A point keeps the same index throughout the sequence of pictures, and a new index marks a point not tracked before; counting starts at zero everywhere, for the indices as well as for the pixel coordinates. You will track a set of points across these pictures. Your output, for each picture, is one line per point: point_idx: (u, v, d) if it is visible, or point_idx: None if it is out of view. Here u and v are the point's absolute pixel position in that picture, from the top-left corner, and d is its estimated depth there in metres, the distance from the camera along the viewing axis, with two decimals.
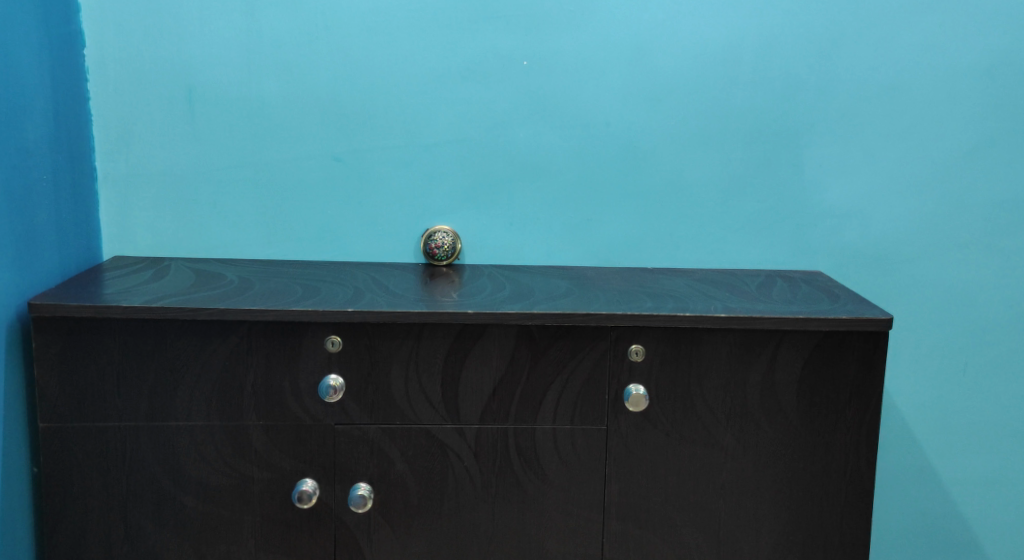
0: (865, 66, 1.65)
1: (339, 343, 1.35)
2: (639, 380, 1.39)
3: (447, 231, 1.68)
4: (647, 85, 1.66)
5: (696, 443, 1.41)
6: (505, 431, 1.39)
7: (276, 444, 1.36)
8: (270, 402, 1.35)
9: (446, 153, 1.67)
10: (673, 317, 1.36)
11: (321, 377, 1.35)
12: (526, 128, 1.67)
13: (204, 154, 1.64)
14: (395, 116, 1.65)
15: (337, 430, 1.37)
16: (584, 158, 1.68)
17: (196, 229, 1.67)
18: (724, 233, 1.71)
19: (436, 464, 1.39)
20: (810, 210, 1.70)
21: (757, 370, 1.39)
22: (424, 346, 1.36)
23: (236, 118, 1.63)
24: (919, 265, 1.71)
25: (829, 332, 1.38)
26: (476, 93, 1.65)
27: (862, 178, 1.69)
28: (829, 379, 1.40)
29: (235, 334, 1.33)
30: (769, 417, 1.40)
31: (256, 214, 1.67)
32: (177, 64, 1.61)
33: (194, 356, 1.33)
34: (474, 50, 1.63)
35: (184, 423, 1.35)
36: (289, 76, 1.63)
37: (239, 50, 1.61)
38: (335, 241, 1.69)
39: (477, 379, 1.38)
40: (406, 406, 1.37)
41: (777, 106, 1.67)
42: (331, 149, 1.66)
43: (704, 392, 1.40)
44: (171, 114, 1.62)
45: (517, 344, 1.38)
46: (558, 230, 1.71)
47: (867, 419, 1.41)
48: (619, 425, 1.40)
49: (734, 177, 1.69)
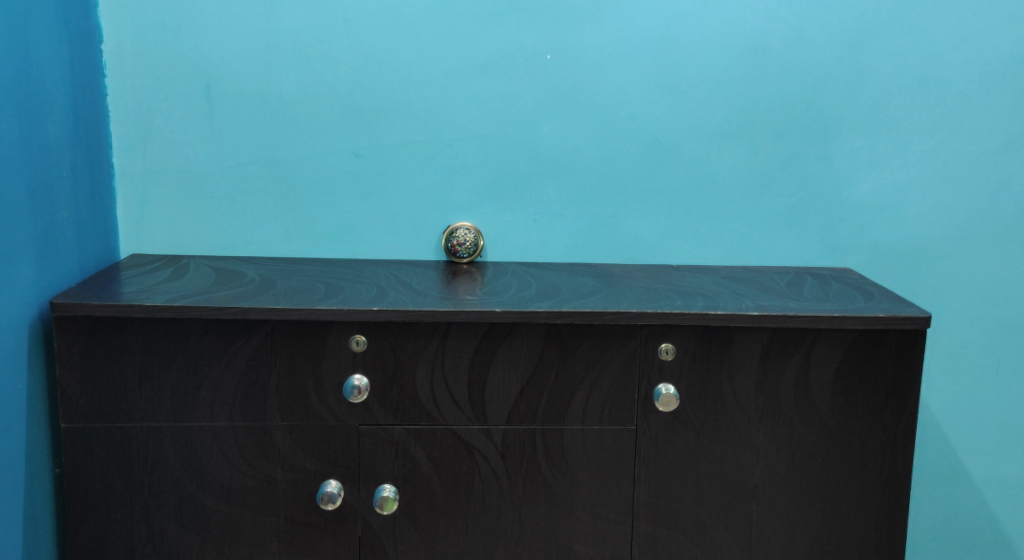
0: (896, 57, 1.62)
1: (363, 343, 1.32)
2: (669, 380, 1.36)
3: (469, 228, 1.66)
4: (673, 77, 1.63)
5: (727, 443, 1.38)
6: (532, 432, 1.37)
7: (300, 445, 1.34)
8: (294, 403, 1.33)
9: (468, 149, 1.65)
10: (705, 316, 1.33)
11: (345, 377, 1.33)
12: (549, 122, 1.64)
13: (222, 150, 1.62)
14: (417, 111, 1.63)
15: (362, 430, 1.34)
16: (609, 153, 1.65)
17: (215, 227, 1.64)
18: (751, 230, 1.68)
19: (462, 465, 1.37)
20: (839, 205, 1.67)
21: (790, 369, 1.36)
22: (450, 346, 1.34)
23: (255, 114, 1.61)
24: (950, 261, 1.68)
25: (865, 331, 1.35)
26: (498, 87, 1.62)
27: (893, 172, 1.66)
28: (865, 378, 1.37)
29: (259, 334, 1.31)
30: (803, 417, 1.37)
31: (275, 211, 1.65)
32: (194, 59, 1.58)
33: (217, 356, 1.31)
34: (496, 43, 1.61)
35: (207, 423, 1.32)
36: (308, 71, 1.60)
37: (258, 43, 1.58)
38: (356, 239, 1.67)
39: (504, 379, 1.35)
40: (432, 407, 1.35)
41: (805, 100, 1.63)
42: (352, 144, 1.63)
43: (736, 392, 1.37)
44: (189, 110, 1.60)
45: (545, 343, 1.35)
46: (582, 227, 1.68)
47: (904, 419, 1.38)
48: (649, 426, 1.37)
49: (761, 172, 1.66)
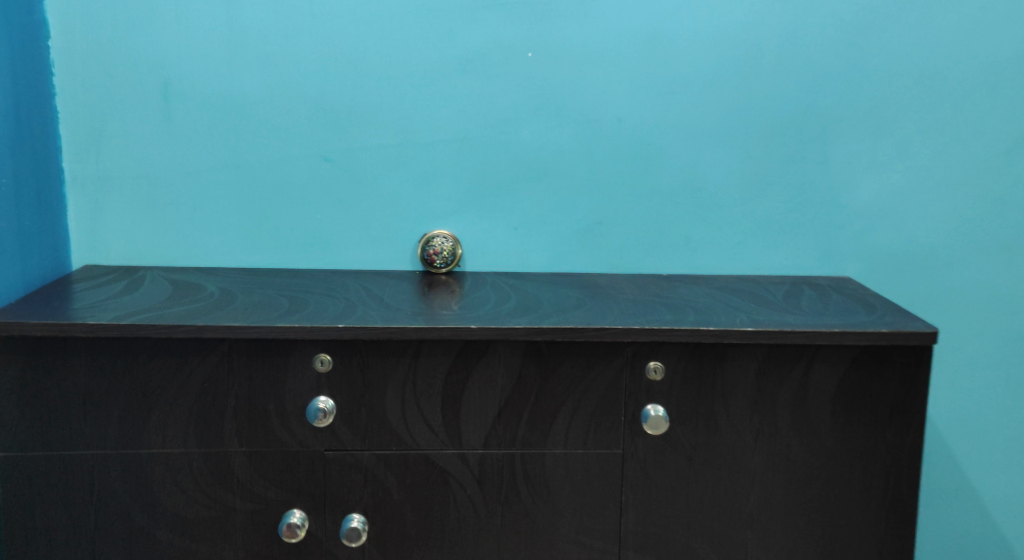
0: (897, 55, 1.53)
1: (328, 362, 1.23)
2: (657, 401, 1.27)
3: (447, 236, 1.57)
4: (662, 76, 1.53)
5: (721, 467, 1.29)
6: (511, 456, 1.27)
7: (260, 472, 1.24)
8: (253, 427, 1.23)
9: (445, 153, 1.55)
10: (696, 332, 1.24)
11: (309, 399, 1.23)
12: (530, 125, 1.55)
13: (181, 154, 1.52)
14: (391, 113, 1.53)
15: (328, 456, 1.25)
16: (594, 156, 1.56)
17: (174, 236, 1.54)
18: (746, 237, 1.59)
19: (436, 493, 1.27)
20: (837, 211, 1.58)
21: (787, 388, 1.27)
22: (423, 364, 1.25)
23: (216, 115, 1.51)
24: (956, 270, 1.60)
25: (867, 347, 1.26)
26: (476, 87, 1.53)
27: (895, 176, 1.57)
28: (867, 397, 1.27)
29: (215, 353, 1.21)
30: (801, 439, 1.28)
31: (239, 218, 1.55)
32: (150, 57, 1.48)
33: (169, 377, 1.21)
34: (473, 40, 1.51)
35: (158, 450, 1.22)
36: (273, 70, 1.50)
37: (218, 41, 1.49)
38: (327, 249, 1.57)
39: (480, 401, 1.26)
40: (403, 431, 1.26)
41: (801, 100, 1.54)
42: (321, 148, 1.54)
43: (730, 412, 1.27)
44: (145, 111, 1.50)
45: (524, 362, 1.26)
46: (567, 235, 1.59)
47: (909, 441, 1.28)
48: (636, 449, 1.28)
49: (756, 176, 1.57)
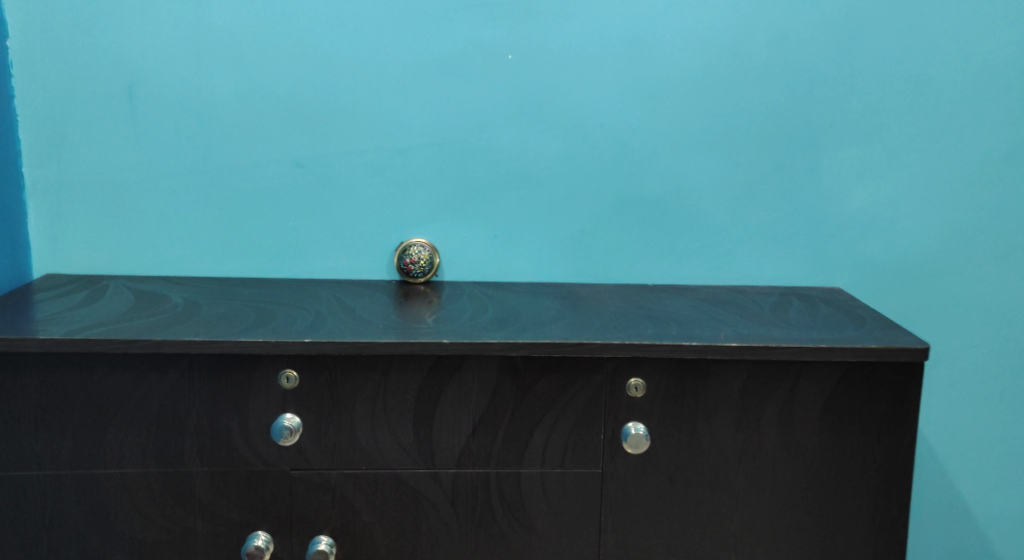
0: (889, 59, 1.48)
1: (294, 378, 1.18)
2: (638, 419, 1.22)
3: (424, 244, 1.51)
4: (646, 80, 1.48)
5: (703, 487, 1.24)
6: (486, 476, 1.22)
7: (222, 492, 1.18)
8: (215, 446, 1.17)
9: (423, 158, 1.50)
10: (678, 347, 1.19)
11: (274, 416, 1.18)
12: (511, 130, 1.50)
13: (147, 159, 1.47)
14: (366, 117, 1.48)
15: (294, 476, 1.19)
16: (576, 163, 1.51)
17: (141, 244, 1.49)
18: (733, 247, 1.55)
19: (408, 514, 1.22)
20: (827, 220, 1.53)
21: (773, 406, 1.22)
22: (393, 381, 1.20)
23: (183, 118, 1.46)
24: (949, 281, 1.55)
25: (856, 363, 1.22)
26: (454, 90, 1.48)
27: (887, 185, 1.52)
28: (856, 414, 1.23)
29: (174, 369, 1.16)
30: (787, 459, 1.23)
31: (208, 225, 1.50)
32: (114, 57, 1.43)
33: (127, 393, 1.15)
34: (451, 42, 1.46)
35: (114, 470, 1.16)
36: (242, 72, 1.45)
37: (185, 41, 1.43)
38: (301, 257, 1.52)
39: (454, 418, 1.21)
40: (373, 450, 1.20)
41: (790, 105, 1.50)
42: (293, 153, 1.49)
43: (713, 431, 1.23)
44: (109, 114, 1.45)
45: (499, 378, 1.21)
46: (548, 243, 1.54)
47: (899, 461, 1.24)
48: (616, 469, 1.23)
49: (743, 183, 1.52)
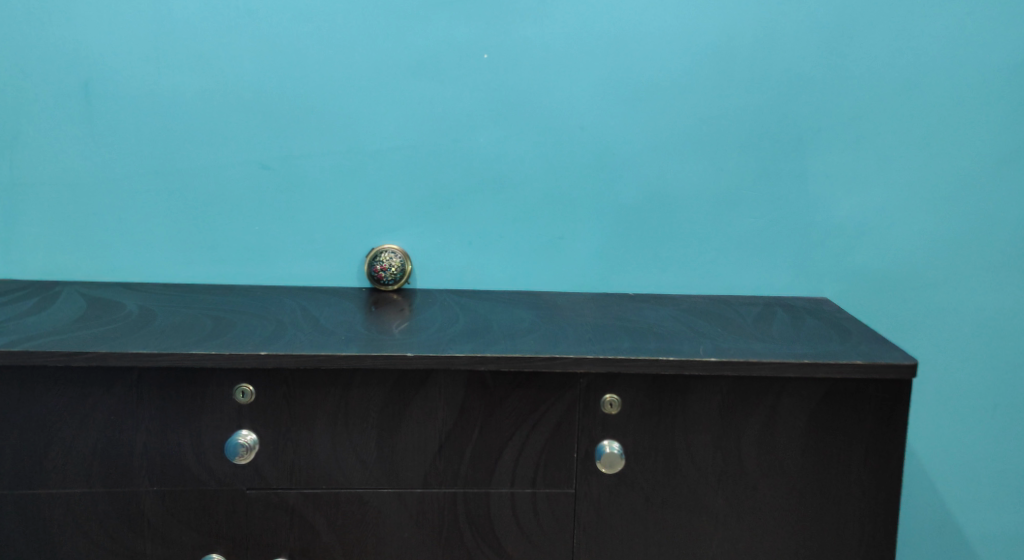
0: (879, 62, 1.43)
1: (250, 393, 1.12)
2: (613, 436, 1.16)
3: (396, 251, 1.45)
4: (626, 82, 1.43)
5: (681, 508, 1.18)
6: (452, 496, 1.16)
7: (173, 513, 1.12)
8: (166, 465, 1.11)
9: (394, 161, 1.44)
10: (654, 362, 1.13)
11: (230, 433, 1.12)
12: (486, 132, 1.44)
13: (104, 160, 1.41)
14: (335, 118, 1.42)
15: (250, 496, 1.13)
16: (555, 167, 1.45)
17: (99, 248, 1.44)
18: (717, 255, 1.49)
19: (371, 535, 1.16)
20: (814, 227, 1.48)
21: (754, 424, 1.16)
22: (355, 396, 1.14)
23: (142, 117, 1.40)
24: (941, 293, 1.50)
25: (841, 380, 1.16)
26: (427, 91, 1.42)
27: (877, 192, 1.47)
28: (841, 434, 1.17)
29: (122, 383, 1.10)
30: (768, 479, 1.18)
31: (169, 229, 1.44)
32: (69, 53, 1.37)
33: (71, 410, 1.09)
34: (424, 41, 1.40)
35: (57, 490, 1.10)
36: (205, 70, 1.39)
37: (144, 37, 1.37)
38: (266, 263, 1.46)
39: (419, 435, 1.15)
40: (334, 468, 1.14)
41: (775, 108, 1.44)
42: (259, 154, 1.42)
43: (691, 449, 1.17)
44: (65, 113, 1.39)
45: (467, 393, 1.15)
46: (525, 250, 1.48)
47: (886, 482, 1.18)
48: (589, 488, 1.17)
49: (727, 189, 1.47)
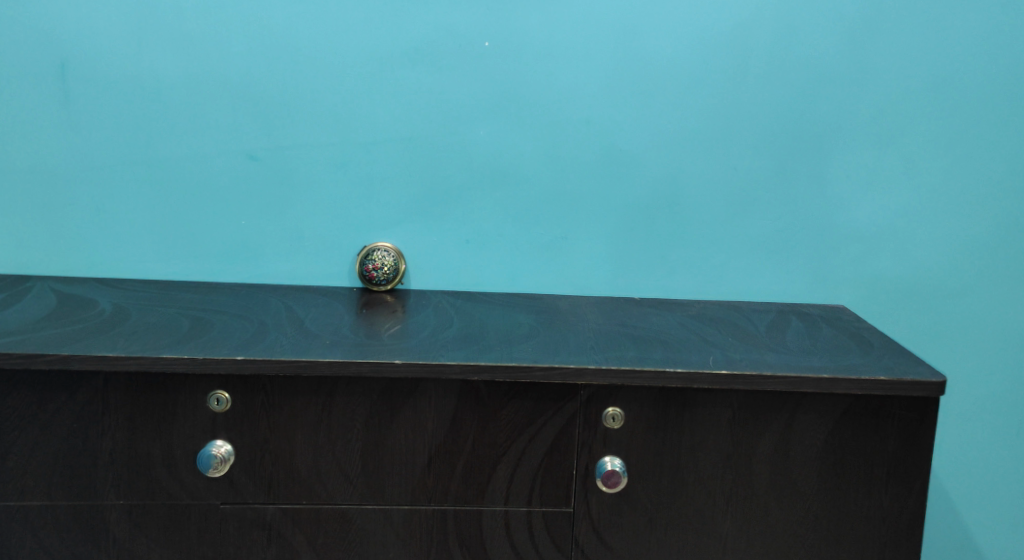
0: (906, 56, 1.34)
1: (225, 401, 1.04)
2: (615, 453, 1.08)
3: (389, 249, 1.37)
4: (636, 75, 1.34)
5: (687, 530, 1.10)
6: (442, 514, 1.08)
7: (140, 529, 1.05)
8: (133, 477, 1.04)
9: (389, 154, 1.36)
10: (661, 374, 1.05)
11: (203, 443, 1.04)
12: (486, 126, 1.35)
13: (81, 148, 1.34)
14: (326, 109, 1.34)
15: (224, 511, 1.06)
16: (558, 164, 1.37)
17: (74, 241, 1.36)
18: (729, 259, 1.41)
19: (354, 554, 1.08)
20: (833, 230, 1.39)
21: (767, 442, 1.08)
22: (338, 405, 1.06)
23: (122, 103, 1.32)
24: (966, 303, 1.41)
25: (862, 397, 1.07)
26: (424, 80, 1.34)
27: (900, 195, 1.38)
28: (861, 454, 1.08)
29: (87, 388, 1.02)
30: (782, 501, 1.09)
31: (149, 223, 1.36)
32: (45, 34, 1.30)
33: (31, 416, 1.03)
34: (422, 28, 1.32)
35: (18, 502, 1.04)
36: (189, 54, 1.31)
37: (125, 19, 1.30)
38: (252, 259, 1.38)
39: (406, 448, 1.07)
40: (315, 482, 1.06)
41: (794, 104, 1.36)
42: (245, 145, 1.35)
43: (699, 467, 1.09)
44: (39, 97, 1.32)
45: (459, 405, 1.06)
46: (526, 251, 1.40)
47: (909, 508, 1.09)
48: (589, 507, 1.09)
49: (741, 190, 1.38)
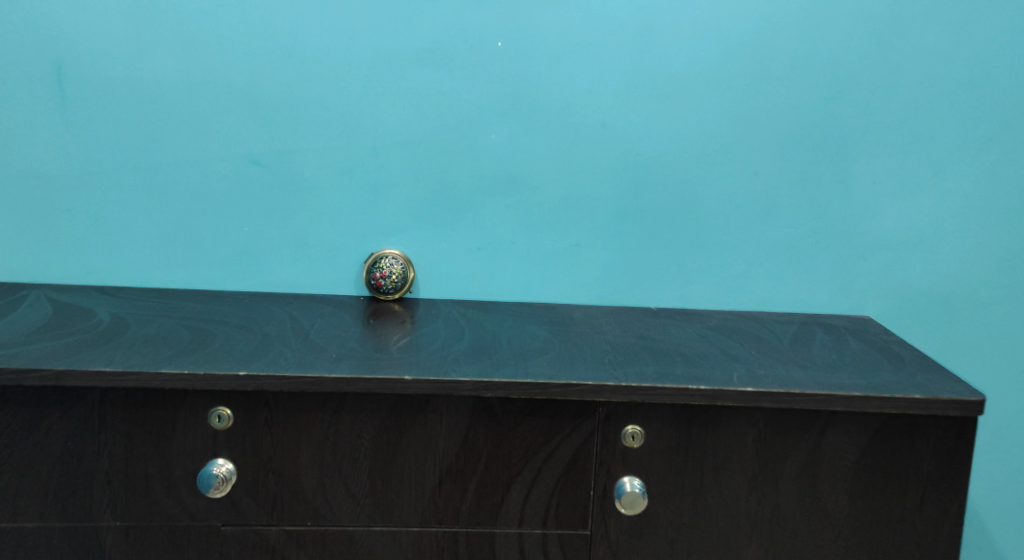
0: (934, 58, 1.29)
1: (226, 417, 0.99)
2: (635, 473, 1.03)
3: (397, 256, 1.33)
4: (653, 77, 1.29)
5: (710, 554, 1.05)
6: (453, 537, 1.03)
7: (137, 551, 1.01)
8: (130, 497, 0.99)
9: (397, 159, 1.31)
10: (683, 391, 1.00)
11: (204, 462, 1.00)
12: (498, 129, 1.31)
13: (79, 152, 1.29)
14: (332, 111, 1.29)
15: (225, 533, 1.01)
16: (573, 169, 1.32)
17: (71, 248, 1.32)
18: (749, 268, 1.35)
19: None
20: (858, 239, 1.34)
21: (794, 462, 1.03)
22: (345, 423, 1.01)
23: (120, 105, 1.28)
24: (996, 314, 1.36)
25: (895, 416, 1.02)
26: (434, 82, 1.29)
27: (928, 202, 1.33)
28: (894, 475, 1.03)
29: (82, 404, 0.98)
30: (810, 523, 1.04)
31: (148, 229, 1.32)
32: (41, 34, 1.25)
33: (23, 434, 0.98)
34: (431, 28, 1.27)
35: (10, 522, 0.99)
36: (190, 55, 1.26)
37: (124, 18, 1.25)
38: (256, 267, 1.33)
39: (416, 468, 1.02)
40: (320, 503, 1.02)
41: (818, 107, 1.30)
42: (248, 149, 1.30)
43: (723, 488, 1.04)
44: (35, 99, 1.27)
45: (471, 422, 1.02)
46: (539, 259, 1.35)
47: (944, 532, 1.04)
48: (607, 530, 1.04)
49: (762, 196, 1.33)
